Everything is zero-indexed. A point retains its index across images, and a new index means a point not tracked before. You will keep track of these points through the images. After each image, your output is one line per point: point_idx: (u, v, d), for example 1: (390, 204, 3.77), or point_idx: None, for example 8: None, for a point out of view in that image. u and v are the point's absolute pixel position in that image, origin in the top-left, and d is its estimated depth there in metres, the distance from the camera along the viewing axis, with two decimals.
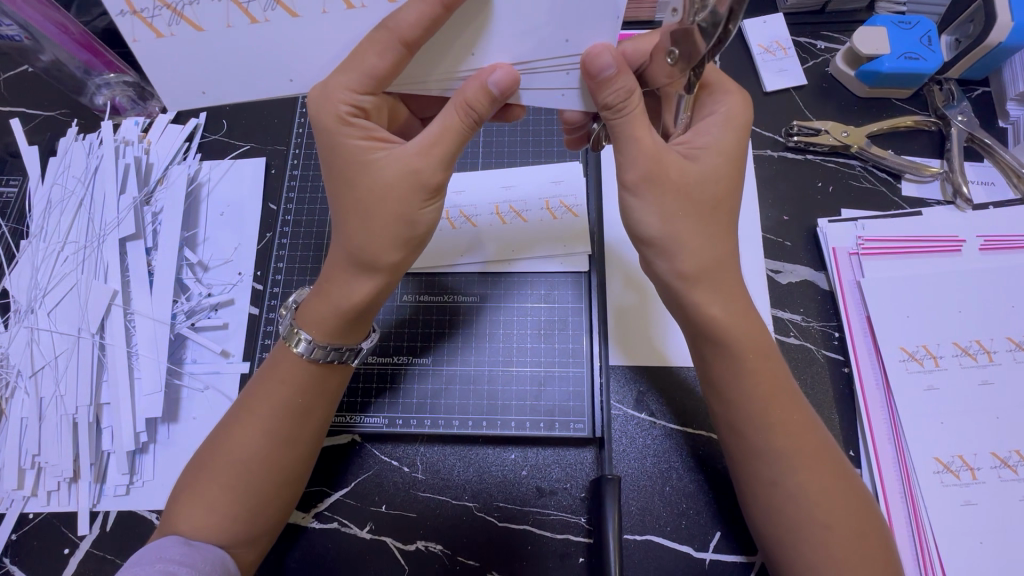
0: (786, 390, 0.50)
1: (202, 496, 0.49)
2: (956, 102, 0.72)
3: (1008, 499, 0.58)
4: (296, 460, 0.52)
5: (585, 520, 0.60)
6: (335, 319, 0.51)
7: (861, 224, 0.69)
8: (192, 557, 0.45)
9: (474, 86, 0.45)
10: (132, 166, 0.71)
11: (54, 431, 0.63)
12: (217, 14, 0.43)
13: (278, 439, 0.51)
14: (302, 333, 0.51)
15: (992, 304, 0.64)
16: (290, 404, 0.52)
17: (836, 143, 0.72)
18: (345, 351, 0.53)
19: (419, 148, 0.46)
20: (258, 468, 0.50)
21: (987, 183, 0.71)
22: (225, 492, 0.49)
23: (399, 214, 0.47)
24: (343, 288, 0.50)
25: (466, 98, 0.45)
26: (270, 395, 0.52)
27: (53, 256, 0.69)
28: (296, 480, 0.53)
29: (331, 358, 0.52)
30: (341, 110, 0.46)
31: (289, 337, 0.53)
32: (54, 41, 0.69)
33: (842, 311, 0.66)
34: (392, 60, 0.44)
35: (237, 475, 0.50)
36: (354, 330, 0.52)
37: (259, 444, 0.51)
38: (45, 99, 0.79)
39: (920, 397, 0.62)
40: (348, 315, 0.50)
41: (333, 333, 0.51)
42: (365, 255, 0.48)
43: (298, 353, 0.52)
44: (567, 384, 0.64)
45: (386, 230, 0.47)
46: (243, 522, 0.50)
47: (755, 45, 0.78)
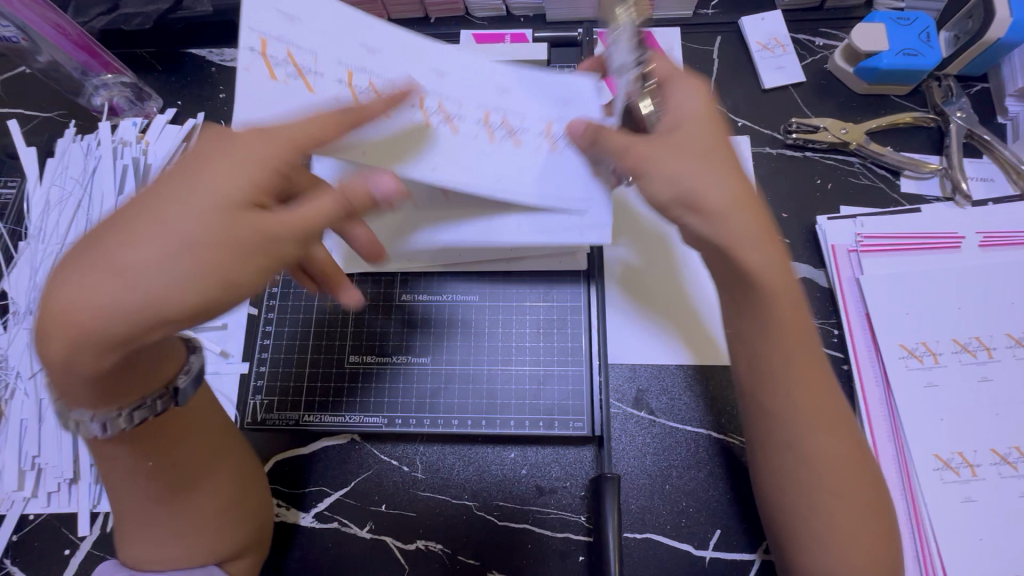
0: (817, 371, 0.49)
1: (144, 553, 0.48)
2: (955, 99, 0.72)
3: (1007, 495, 0.58)
4: (215, 493, 0.50)
5: (585, 518, 0.61)
6: (89, 392, 0.39)
7: (860, 221, 0.69)
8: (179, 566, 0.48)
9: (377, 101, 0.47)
10: (130, 166, 0.71)
11: (55, 432, 0.63)
12: (331, 85, 0.50)
13: (172, 495, 0.48)
14: (71, 418, 0.41)
15: (991, 301, 0.64)
16: (146, 469, 0.47)
17: (834, 140, 0.72)
18: (127, 414, 0.42)
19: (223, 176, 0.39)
20: (174, 523, 0.48)
21: (986, 180, 0.71)
22: (159, 548, 0.48)
23: (217, 235, 0.37)
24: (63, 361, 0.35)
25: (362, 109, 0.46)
26: (123, 466, 0.47)
27: (52, 257, 0.69)
28: (232, 505, 0.52)
29: (140, 420, 0.43)
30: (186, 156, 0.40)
31: (70, 425, 0.42)
32: (51, 42, 0.69)
33: (841, 308, 0.66)
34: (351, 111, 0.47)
35: (161, 531, 0.48)
36: (130, 385, 0.41)
37: (155, 508, 0.48)
38: (43, 100, 0.79)
39: (920, 394, 0.61)
40: (94, 383, 0.38)
41: (95, 404, 0.40)
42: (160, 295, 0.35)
43: (88, 434, 0.42)
44: (566, 383, 0.64)
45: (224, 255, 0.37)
46: (204, 554, 0.49)
47: (753, 42, 0.78)
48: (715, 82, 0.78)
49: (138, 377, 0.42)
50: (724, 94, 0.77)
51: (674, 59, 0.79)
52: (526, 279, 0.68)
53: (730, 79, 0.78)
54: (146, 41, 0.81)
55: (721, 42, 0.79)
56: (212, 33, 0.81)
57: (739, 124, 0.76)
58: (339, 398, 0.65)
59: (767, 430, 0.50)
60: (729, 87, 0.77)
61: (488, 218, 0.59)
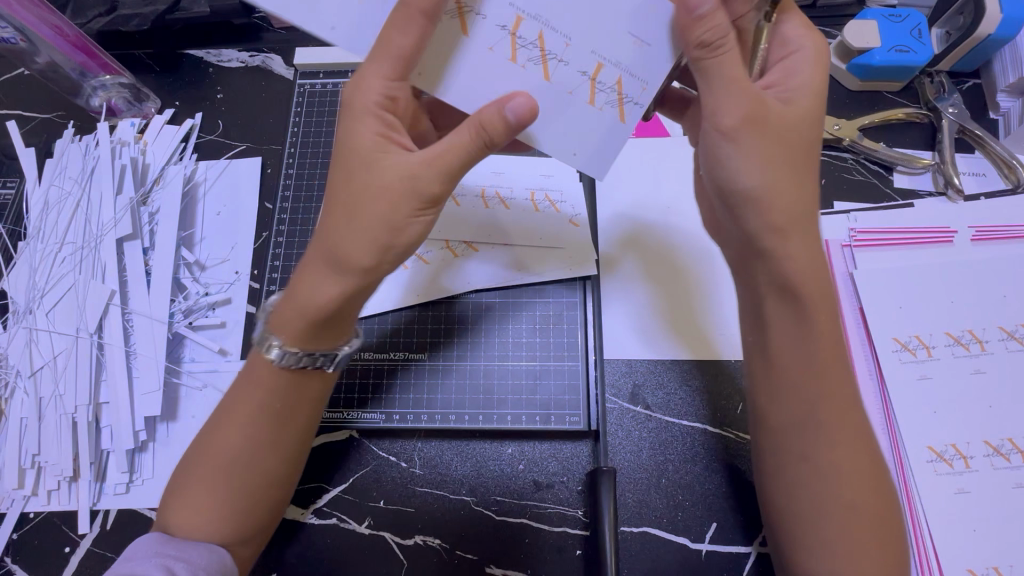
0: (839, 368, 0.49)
1: (182, 498, 0.50)
2: (947, 95, 0.73)
3: (1001, 486, 0.58)
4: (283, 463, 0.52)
5: (582, 512, 0.61)
6: (305, 329, 0.48)
7: (852, 217, 0.70)
8: (188, 552, 0.47)
9: (492, 111, 0.46)
10: (128, 166, 0.71)
11: (54, 430, 0.64)
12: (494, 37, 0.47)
13: (258, 447, 0.50)
14: (273, 339, 0.49)
15: (983, 294, 0.64)
16: (268, 411, 0.50)
17: (827, 136, 0.72)
18: (319, 356, 0.50)
19: (427, 156, 0.47)
20: (236, 473, 0.50)
21: (978, 175, 0.71)
22: (202, 495, 0.49)
23: (390, 199, 0.46)
24: (310, 293, 0.47)
25: (482, 118, 0.46)
26: (250, 401, 0.50)
27: (50, 256, 0.69)
28: (281, 482, 0.53)
29: (304, 365, 0.50)
30: (374, 99, 0.47)
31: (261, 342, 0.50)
32: (48, 43, 0.69)
33: (834, 303, 0.67)
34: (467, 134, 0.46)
35: (218, 476, 0.50)
36: (324, 335, 0.49)
37: (239, 453, 0.50)
38: (42, 101, 0.80)
39: (913, 386, 0.62)
40: (315, 319, 0.47)
41: (301, 336, 0.48)
42: (342, 254, 0.46)
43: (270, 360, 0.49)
44: (562, 377, 0.65)
45: (367, 228, 0.46)
46: (225, 524, 0.50)
47: None
48: None
49: (332, 330, 0.49)
50: None
51: None
52: (521, 265, 0.69)
53: None
54: (144, 41, 0.82)
55: None
56: (210, 34, 0.82)
57: None
58: (337, 394, 0.65)
59: (784, 424, 0.50)
60: None
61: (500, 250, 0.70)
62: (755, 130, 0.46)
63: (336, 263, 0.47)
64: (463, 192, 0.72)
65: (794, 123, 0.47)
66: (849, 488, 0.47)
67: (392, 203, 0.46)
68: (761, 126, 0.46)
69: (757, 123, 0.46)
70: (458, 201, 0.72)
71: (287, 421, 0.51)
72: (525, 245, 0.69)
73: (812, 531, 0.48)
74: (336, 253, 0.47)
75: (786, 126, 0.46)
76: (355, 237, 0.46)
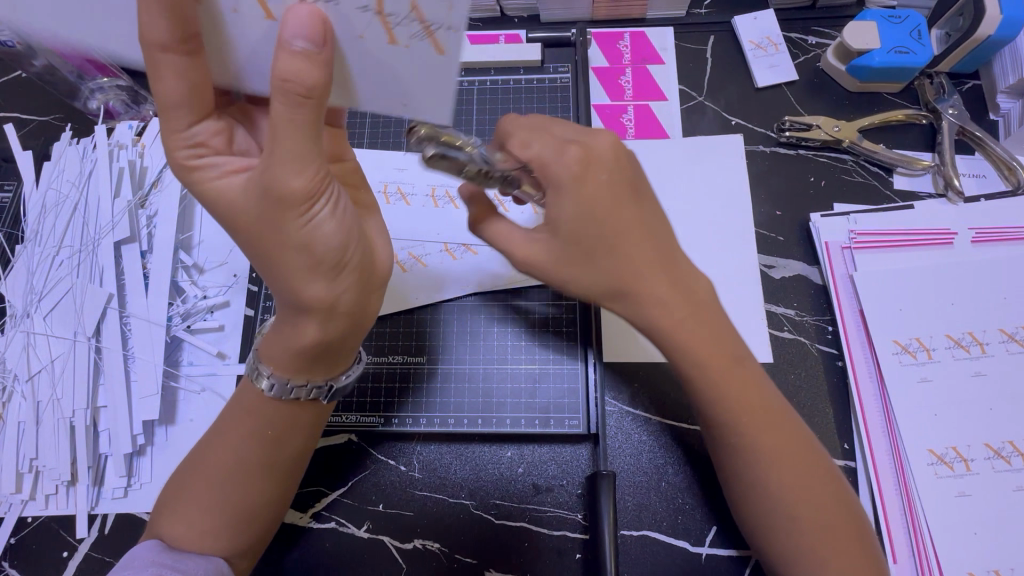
0: (769, 399, 0.50)
1: (179, 512, 0.50)
2: (947, 96, 0.73)
3: (1002, 489, 0.58)
4: (278, 484, 0.53)
5: (581, 516, 0.61)
6: (288, 362, 0.49)
7: (853, 219, 0.69)
8: (184, 563, 0.47)
9: (285, 56, 0.37)
10: (126, 170, 0.71)
11: (51, 434, 0.63)
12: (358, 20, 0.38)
13: (255, 467, 0.51)
14: (262, 371, 0.50)
15: (984, 296, 0.64)
16: (265, 436, 0.51)
17: (827, 137, 0.72)
18: (313, 388, 0.51)
19: (261, 164, 0.41)
20: (233, 490, 0.50)
21: (978, 176, 0.71)
22: (200, 510, 0.50)
23: (267, 223, 0.43)
24: (291, 328, 0.48)
25: (283, 72, 0.38)
26: (245, 422, 0.51)
27: (48, 260, 0.69)
28: (274, 502, 0.53)
29: (296, 396, 0.51)
30: (180, 155, 0.45)
31: (254, 376, 0.51)
32: (47, 46, 0.69)
33: (835, 304, 0.67)
34: (179, 73, 0.41)
35: (215, 493, 0.50)
36: (318, 367, 0.50)
37: (237, 472, 0.51)
38: (39, 103, 0.79)
39: (914, 389, 0.62)
40: (299, 354, 0.48)
41: (291, 370, 0.49)
42: (295, 296, 0.45)
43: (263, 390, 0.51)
44: (561, 381, 0.65)
45: (291, 261, 0.44)
46: (221, 540, 0.50)
47: (746, 40, 0.78)
48: (708, 81, 0.78)
49: (318, 364, 0.50)
50: (718, 92, 0.78)
51: (668, 58, 0.79)
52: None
53: (723, 77, 0.78)
54: None
55: (715, 41, 0.80)
56: None
57: (732, 123, 0.76)
58: None
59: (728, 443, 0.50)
60: (722, 86, 0.78)
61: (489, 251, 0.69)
62: (573, 255, 0.49)
63: (292, 301, 0.46)
64: None
65: (581, 218, 0.48)
66: (812, 520, 0.48)
67: (263, 224, 0.43)
68: (580, 248, 0.49)
69: (586, 253, 0.49)
70: (458, 202, 0.71)
71: (284, 443, 0.52)
72: None
73: (783, 553, 0.49)
74: (281, 288, 0.46)
75: (587, 225, 0.48)
76: (290, 272, 0.44)
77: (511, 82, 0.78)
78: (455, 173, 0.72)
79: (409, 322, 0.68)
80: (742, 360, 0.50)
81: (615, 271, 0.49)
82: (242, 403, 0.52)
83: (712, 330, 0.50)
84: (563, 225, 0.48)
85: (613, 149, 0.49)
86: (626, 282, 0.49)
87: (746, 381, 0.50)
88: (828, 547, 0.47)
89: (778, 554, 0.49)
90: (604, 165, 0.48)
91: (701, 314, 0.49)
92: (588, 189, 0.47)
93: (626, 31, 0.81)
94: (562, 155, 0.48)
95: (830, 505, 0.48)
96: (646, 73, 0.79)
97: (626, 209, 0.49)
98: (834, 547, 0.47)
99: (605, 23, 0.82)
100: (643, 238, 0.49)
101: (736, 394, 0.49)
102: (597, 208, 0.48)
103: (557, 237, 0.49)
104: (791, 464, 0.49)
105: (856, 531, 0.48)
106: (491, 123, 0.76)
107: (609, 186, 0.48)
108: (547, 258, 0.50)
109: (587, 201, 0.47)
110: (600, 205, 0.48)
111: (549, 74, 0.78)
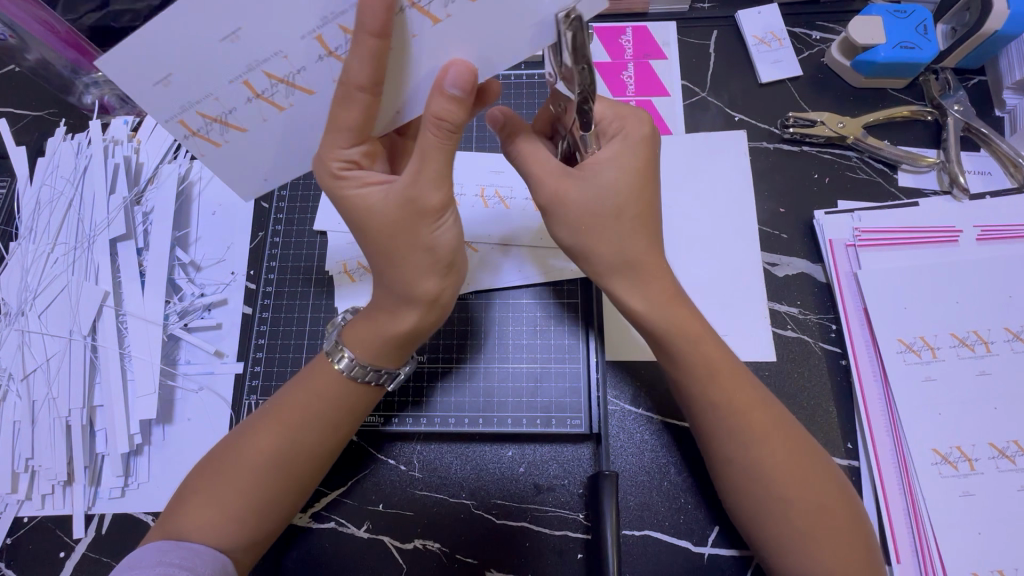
0: (753, 393, 0.50)
1: (207, 495, 0.48)
2: (952, 92, 0.72)
3: (1007, 489, 0.58)
4: (322, 469, 0.53)
5: (583, 516, 0.60)
6: (380, 346, 0.51)
7: (857, 216, 0.69)
8: (192, 560, 0.45)
9: (439, 98, 0.43)
10: (121, 165, 0.70)
11: (47, 433, 0.63)
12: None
13: (307, 448, 0.51)
14: (344, 351, 0.52)
15: (989, 295, 0.64)
16: (331, 414, 0.52)
17: (831, 134, 0.71)
18: (383, 373, 0.53)
19: (410, 175, 0.45)
20: (282, 472, 0.50)
21: (983, 173, 0.71)
22: (236, 498, 0.48)
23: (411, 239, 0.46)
24: (388, 311, 0.51)
25: (435, 111, 0.43)
26: (310, 402, 0.52)
27: (43, 257, 0.68)
28: (312, 488, 0.53)
29: (370, 380, 0.53)
30: (333, 166, 0.46)
31: (333, 352, 0.53)
32: (39, 39, 0.68)
33: (839, 303, 0.66)
34: (360, 109, 0.43)
35: (262, 476, 0.49)
36: (399, 354, 0.53)
37: (289, 453, 0.50)
38: (33, 98, 0.78)
39: (918, 388, 0.61)
40: (395, 340, 0.51)
41: (377, 354, 0.52)
42: (402, 285, 0.49)
43: (338, 369, 0.52)
44: (564, 380, 0.64)
45: (411, 261, 0.47)
46: (248, 528, 0.49)
47: (749, 35, 0.77)
48: (711, 77, 0.77)
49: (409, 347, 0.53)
50: (720, 88, 0.77)
51: (670, 53, 0.78)
52: (521, 265, 0.68)
53: (726, 72, 0.77)
54: None
55: (717, 36, 0.79)
56: None
57: (735, 119, 0.75)
58: None
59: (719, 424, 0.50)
60: (725, 82, 0.77)
61: (489, 247, 0.68)
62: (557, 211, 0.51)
63: (400, 291, 0.49)
64: (463, 190, 0.71)
65: (611, 183, 0.49)
66: (815, 516, 0.47)
67: (397, 235, 0.47)
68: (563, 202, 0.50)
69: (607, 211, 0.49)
70: (458, 199, 0.70)
71: (339, 424, 0.53)
72: (526, 244, 0.68)
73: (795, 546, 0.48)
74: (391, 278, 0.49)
75: (600, 190, 0.49)
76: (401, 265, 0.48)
77: (511, 76, 0.77)
78: (455, 169, 0.72)
79: None
80: (716, 343, 0.52)
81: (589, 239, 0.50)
82: (316, 376, 0.53)
83: (682, 316, 0.51)
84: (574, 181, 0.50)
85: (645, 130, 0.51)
86: (630, 255, 0.50)
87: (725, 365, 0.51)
88: (808, 537, 0.47)
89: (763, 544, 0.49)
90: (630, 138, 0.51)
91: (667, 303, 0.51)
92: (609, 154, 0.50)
93: (627, 26, 0.80)
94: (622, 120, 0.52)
95: (835, 497, 0.48)
96: (649, 68, 0.78)
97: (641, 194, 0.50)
98: (818, 536, 0.47)
99: (607, 17, 0.81)
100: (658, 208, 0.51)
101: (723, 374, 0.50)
102: (599, 175, 0.49)
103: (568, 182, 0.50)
104: (778, 457, 0.48)
105: (845, 519, 0.48)
106: (492, 119, 0.75)
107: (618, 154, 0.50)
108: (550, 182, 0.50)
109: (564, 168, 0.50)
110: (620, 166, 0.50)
111: None
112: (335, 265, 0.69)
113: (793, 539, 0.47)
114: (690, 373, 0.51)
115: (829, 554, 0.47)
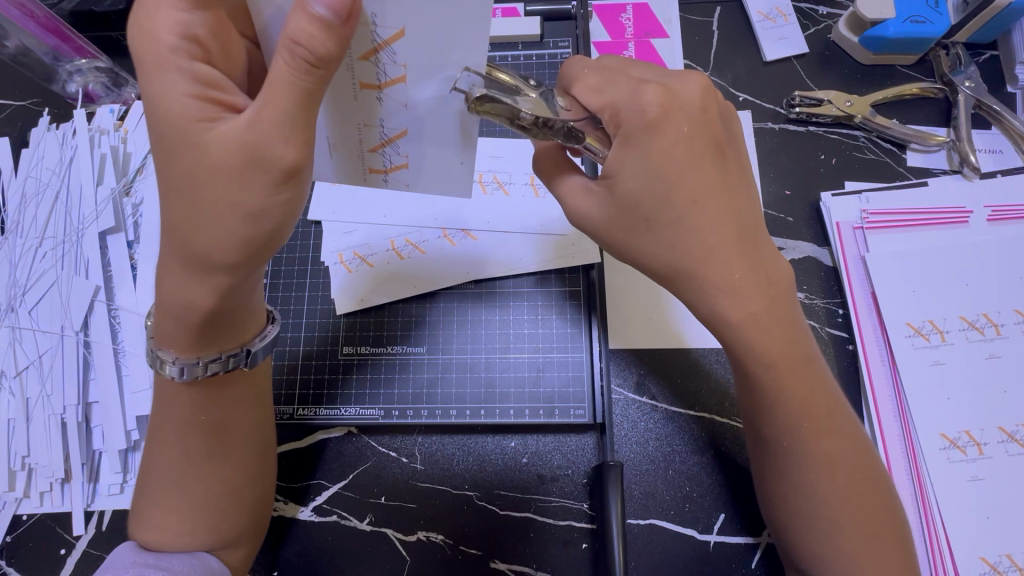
0: (805, 389, 0.47)
1: (147, 517, 0.50)
2: (963, 67, 0.70)
3: (1015, 472, 0.57)
4: (238, 467, 0.52)
5: (588, 506, 0.60)
6: (190, 336, 0.47)
7: (865, 197, 0.67)
8: (168, 561, 0.48)
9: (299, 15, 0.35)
10: (109, 156, 0.68)
11: (42, 431, 0.62)
12: None
13: (200, 456, 0.50)
14: (166, 358, 0.48)
15: (999, 276, 0.62)
16: (189, 423, 0.49)
17: (839, 113, 0.69)
18: (229, 359, 0.49)
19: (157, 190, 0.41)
20: (188, 484, 0.50)
21: (994, 151, 0.69)
22: (171, 514, 0.50)
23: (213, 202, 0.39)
24: (177, 293, 0.44)
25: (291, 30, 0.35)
26: (175, 423, 0.49)
27: (31, 251, 0.66)
28: (246, 486, 0.52)
29: (214, 372, 0.49)
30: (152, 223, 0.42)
31: (155, 364, 0.49)
32: (20, 27, 0.67)
33: (846, 287, 0.65)
34: None
35: (172, 492, 0.50)
36: (220, 337, 0.48)
37: (174, 466, 0.50)
38: (16, 88, 0.76)
39: (927, 372, 0.60)
40: (197, 322, 0.45)
41: (193, 344, 0.47)
42: (197, 253, 0.41)
43: (173, 376, 0.48)
44: (566, 369, 0.63)
45: (183, 251, 0.41)
46: (205, 535, 0.50)
47: (754, 12, 0.75)
48: (715, 55, 0.75)
49: (226, 330, 0.48)
50: (724, 67, 0.74)
51: (672, 31, 0.76)
52: (521, 251, 0.67)
53: (731, 51, 0.75)
54: (120, 22, 0.77)
55: (721, 13, 0.76)
56: None
57: (740, 99, 0.73)
58: (321, 390, 0.64)
59: (773, 418, 0.48)
60: (729, 60, 0.75)
61: (489, 232, 0.67)
62: (634, 208, 0.45)
63: (189, 259, 0.42)
64: None
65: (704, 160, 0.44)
66: (852, 519, 0.47)
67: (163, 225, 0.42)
68: (660, 196, 0.44)
69: (644, 224, 0.45)
70: None
71: (226, 426, 0.51)
72: (524, 230, 0.67)
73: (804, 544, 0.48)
74: (184, 244, 0.41)
75: (689, 161, 0.43)
76: (186, 221, 0.40)
77: (509, 57, 0.74)
78: None
79: (408, 309, 0.66)
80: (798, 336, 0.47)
81: (683, 247, 0.45)
82: (157, 402, 0.50)
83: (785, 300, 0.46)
84: (622, 192, 0.44)
85: (713, 92, 0.45)
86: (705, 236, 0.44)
87: (802, 349, 0.47)
88: (861, 507, 0.47)
89: (803, 524, 0.48)
90: (689, 123, 0.43)
91: (776, 304, 0.46)
92: (656, 153, 0.43)
93: (628, 4, 0.77)
94: (653, 87, 0.43)
95: (872, 494, 0.48)
96: (650, 47, 0.75)
97: (745, 191, 0.46)
98: (864, 515, 0.47)
99: None
100: (746, 188, 0.46)
101: (803, 389, 0.47)
102: (687, 164, 0.43)
103: (657, 181, 0.43)
104: (824, 426, 0.47)
105: (882, 480, 0.49)
106: None
107: (715, 142, 0.45)
108: (608, 205, 0.47)
109: (653, 165, 0.43)
110: (685, 157, 0.43)
111: (549, 48, 0.74)
112: (331, 256, 0.67)
113: (842, 512, 0.47)
114: (775, 377, 0.47)
115: (852, 553, 0.47)
